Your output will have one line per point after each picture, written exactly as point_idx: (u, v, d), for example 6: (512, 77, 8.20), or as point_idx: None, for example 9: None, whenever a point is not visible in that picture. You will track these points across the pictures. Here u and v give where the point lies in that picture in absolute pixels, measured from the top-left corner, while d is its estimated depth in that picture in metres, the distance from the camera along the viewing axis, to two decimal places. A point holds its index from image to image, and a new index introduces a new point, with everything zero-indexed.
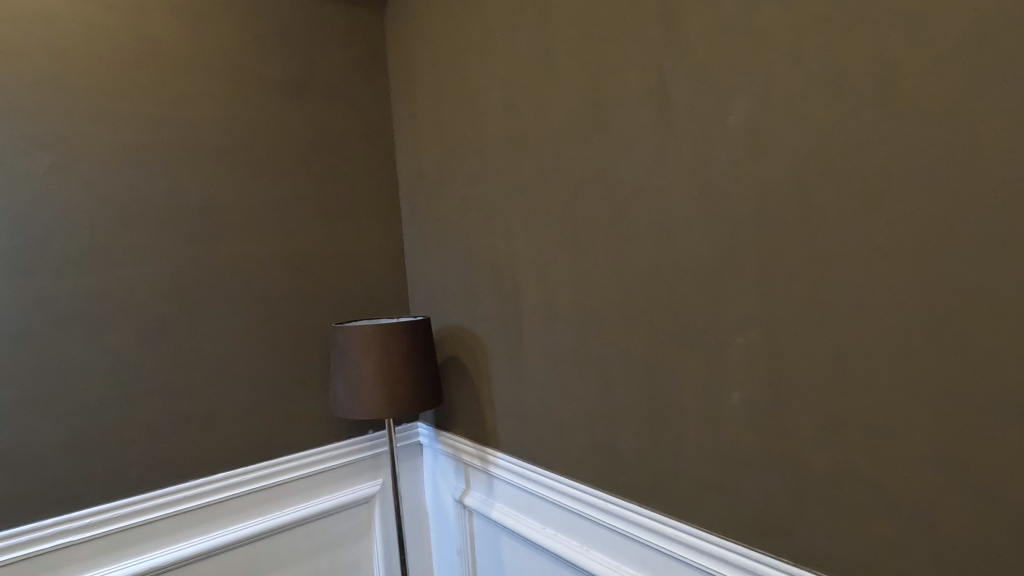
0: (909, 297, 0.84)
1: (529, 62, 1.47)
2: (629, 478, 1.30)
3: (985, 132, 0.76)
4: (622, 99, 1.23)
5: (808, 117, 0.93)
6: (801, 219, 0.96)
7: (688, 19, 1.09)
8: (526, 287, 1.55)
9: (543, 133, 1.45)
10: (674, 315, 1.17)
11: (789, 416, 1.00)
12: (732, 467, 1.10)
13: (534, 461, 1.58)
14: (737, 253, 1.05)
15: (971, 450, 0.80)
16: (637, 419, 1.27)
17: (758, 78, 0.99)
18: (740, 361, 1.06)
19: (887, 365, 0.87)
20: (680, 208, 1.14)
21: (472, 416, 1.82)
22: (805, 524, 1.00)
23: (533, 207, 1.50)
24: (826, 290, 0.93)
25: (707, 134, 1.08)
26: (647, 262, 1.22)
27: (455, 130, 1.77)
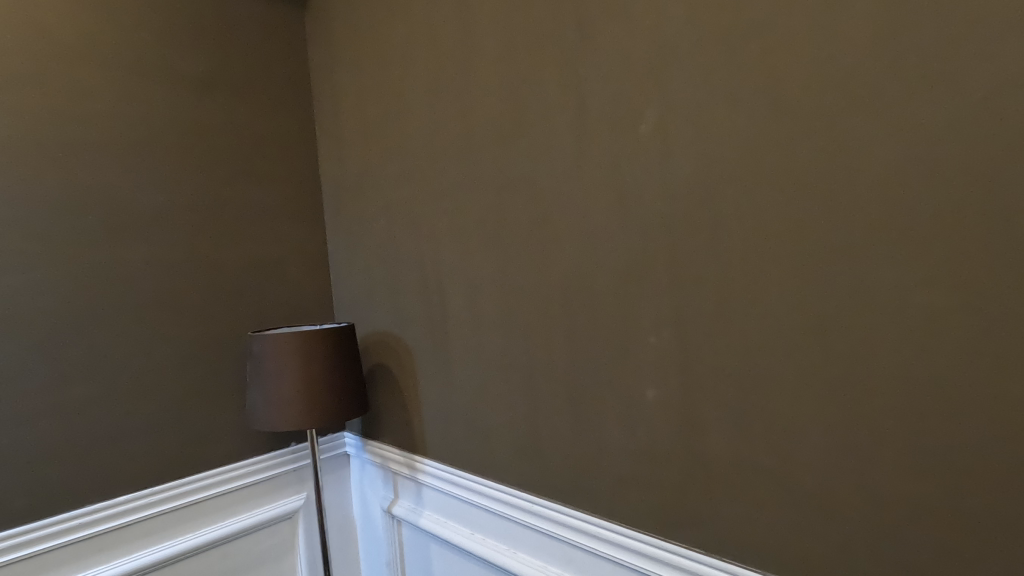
0: (802, 298, 0.91)
1: (452, 66, 1.46)
2: (554, 479, 1.32)
3: (862, 144, 0.83)
4: (542, 105, 1.25)
5: (712, 129, 0.99)
6: (707, 224, 1.01)
7: (601, 30, 1.12)
8: (452, 291, 1.54)
9: (467, 138, 1.44)
10: (593, 317, 1.20)
11: (700, 412, 1.05)
12: (648, 463, 1.13)
13: (462, 467, 1.57)
14: (651, 256, 1.09)
15: (858, 437, 0.87)
16: (560, 421, 1.29)
17: (667, 91, 1.04)
18: (656, 360, 1.10)
19: (785, 361, 0.94)
20: (597, 213, 1.17)
21: (400, 423, 1.79)
22: (715, 513, 1.05)
23: (458, 211, 1.49)
24: (731, 291, 0.99)
25: (622, 141, 1.12)
26: (567, 266, 1.24)
27: (379, 133, 1.74)
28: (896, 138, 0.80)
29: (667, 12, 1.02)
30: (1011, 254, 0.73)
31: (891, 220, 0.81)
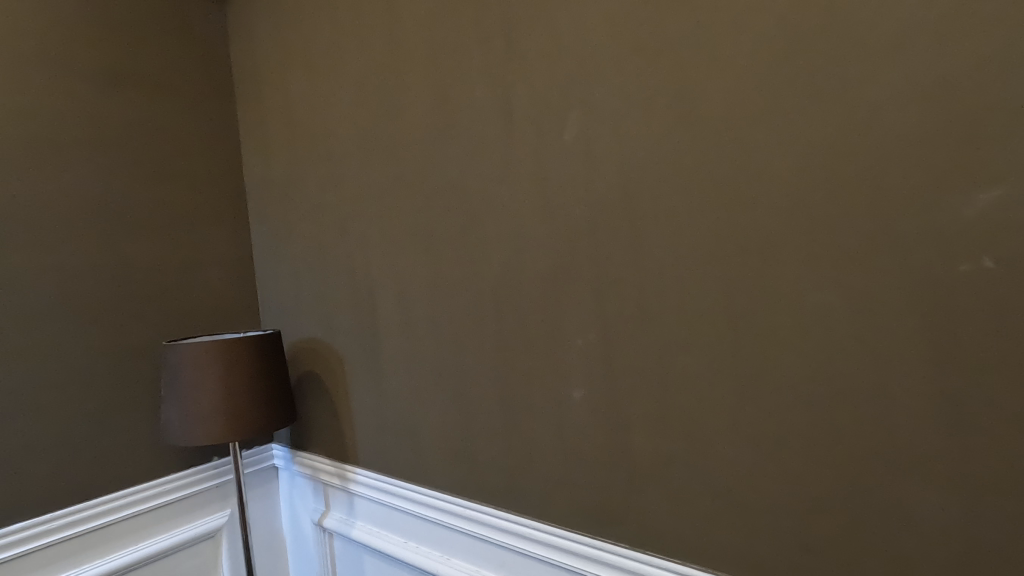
0: (714, 299, 0.95)
1: (381, 66, 1.43)
2: (485, 482, 1.32)
3: (763, 154, 0.88)
4: (470, 110, 1.25)
5: (630, 137, 1.02)
6: (628, 228, 1.04)
7: (526, 37, 1.14)
8: (383, 295, 1.51)
9: (396, 140, 1.42)
10: (522, 321, 1.21)
11: (624, 411, 1.08)
12: (576, 462, 1.15)
13: (395, 474, 1.54)
14: (575, 260, 1.11)
15: (764, 429, 0.92)
16: (491, 424, 1.29)
17: (588, 100, 1.07)
18: (582, 361, 1.12)
19: (699, 360, 0.98)
20: (524, 217, 1.18)
21: (330, 432, 1.74)
22: (637, 508, 1.08)
23: (388, 214, 1.47)
24: (651, 293, 1.02)
25: (548, 146, 1.13)
26: (495, 270, 1.24)
27: (306, 134, 1.69)
28: (794, 149, 0.85)
29: (589, 22, 1.05)
30: (893, 256, 0.79)
31: (792, 224, 0.86)
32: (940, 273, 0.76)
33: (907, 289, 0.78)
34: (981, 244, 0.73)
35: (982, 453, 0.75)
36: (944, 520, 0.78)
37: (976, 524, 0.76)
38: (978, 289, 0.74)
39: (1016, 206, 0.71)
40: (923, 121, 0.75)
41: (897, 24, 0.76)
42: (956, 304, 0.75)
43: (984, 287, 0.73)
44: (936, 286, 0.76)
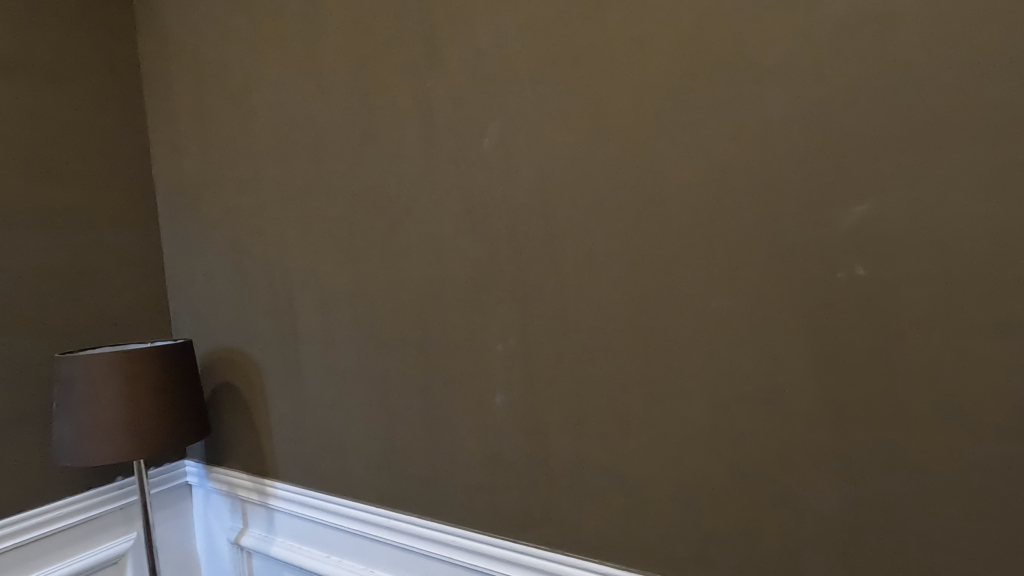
0: (626, 306, 0.98)
1: (300, 65, 1.39)
2: (409, 491, 1.30)
3: (669, 168, 0.92)
4: (392, 115, 1.23)
5: (547, 147, 1.04)
6: (546, 235, 1.06)
7: (448, 44, 1.13)
8: (303, 301, 1.46)
9: (316, 141, 1.38)
10: (444, 328, 1.20)
11: (543, 414, 1.09)
12: (497, 467, 1.16)
13: (316, 487, 1.48)
14: (496, 266, 1.12)
15: (672, 430, 0.96)
16: (414, 431, 1.27)
17: (508, 108, 1.08)
18: (502, 367, 1.13)
19: (613, 364, 1.01)
20: (446, 224, 1.18)
21: (248, 446, 1.65)
22: (556, 510, 1.09)
23: (308, 217, 1.42)
24: (568, 299, 1.04)
25: (468, 151, 1.13)
26: (417, 276, 1.23)
27: (221, 133, 1.61)
28: (696, 163, 0.90)
29: (507, 30, 1.06)
30: (783, 264, 0.85)
31: (696, 232, 0.91)
32: (824, 279, 0.82)
33: (796, 294, 0.84)
34: (856, 253, 0.80)
35: (860, 445, 0.82)
36: (828, 508, 0.84)
37: (853, 510, 0.83)
38: (855, 294, 0.80)
39: (885, 219, 0.78)
40: (806, 140, 0.82)
41: (785, 48, 0.82)
42: (836, 310, 0.82)
43: (860, 292, 0.80)
44: (819, 292, 0.82)
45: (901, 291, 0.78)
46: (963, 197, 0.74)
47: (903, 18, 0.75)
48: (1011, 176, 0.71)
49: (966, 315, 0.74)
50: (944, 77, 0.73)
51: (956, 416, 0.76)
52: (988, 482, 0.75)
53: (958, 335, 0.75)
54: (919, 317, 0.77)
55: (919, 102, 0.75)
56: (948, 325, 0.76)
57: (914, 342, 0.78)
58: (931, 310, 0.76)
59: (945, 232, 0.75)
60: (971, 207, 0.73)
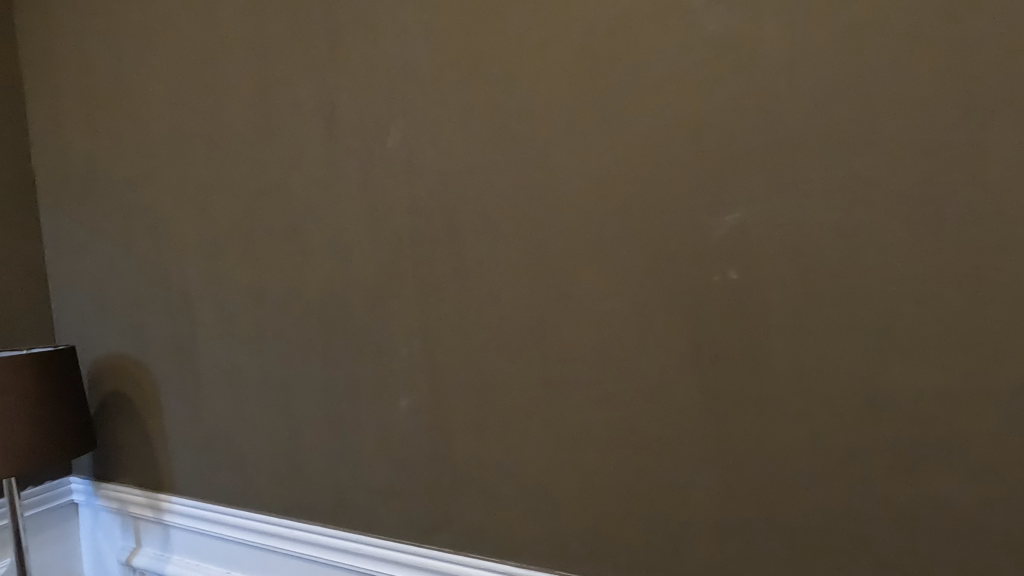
0: (523, 308, 0.99)
1: (198, 54, 1.32)
2: (313, 500, 1.25)
3: (562, 172, 0.94)
4: (295, 111, 1.19)
5: (447, 148, 1.03)
6: (447, 236, 1.05)
7: (351, 40, 1.11)
8: (201, 303, 1.38)
9: (215, 134, 1.31)
10: (349, 330, 1.17)
11: (446, 417, 1.08)
12: (403, 471, 1.13)
13: (217, 499, 1.40)
14: (400, 267, 1.10)
15: (568, 430, 0.97)
16: (318, 438, 1.23)
17: (410, 107, 1.06)
18: (407, 369, 1.11)
19: (512, 366, 1.01)
20: (349, 224, 1.15)
21: (142, 458, 1.54)
22: (460, 512, 1.08)
23: (207, 215, 1.35)
24: (469, 301, 1.04)
25: (371, 150, 1.11)
26: (320, 275, 1.19)
27: (112, 123, 1.49)
28: (587, 168, 0.92)
29: (408, 28, 1.04)
30: (667, 266, 0.88)
31: (588, 236, 0.93)
32: (701, 282, 0.86)
33: (677, 296, 0.88)
34: (727, 258, 0.85)
35: (734, 438, 0.86)
36: (708, 499, 0.89)
37: (730, 501, 0.87)
38: (727, 296, 0.85)
39: (754, 225, 0.83)
40: (685, 149, 0.85)
41: (667, 60, 0.85)
42: (713, 311, 0.86)
43: (732, 295, 0.85)
44: (696, 294, 0.87)
45: (767, 293, 0.83)
46: (820, 208, 0.79)
47: (767, 38, 0.80)
48: (860, 188, 0.77)
49: (820, 317, 0.81)
50: (805, 96, 0.79)
51: (813, 410, 0.82)
52: (843, 468, 0.81)
53: (813, 335, 0.81)
54: (782, 318, 0.82)
55: (782, 118, 0.80)
56: (805, 326, 0.81)
57: (777, 342, 0.83)
58: (792, 313, 0.82)
59: (802, 239, 0.81)
60: (825, 217, 0.79)
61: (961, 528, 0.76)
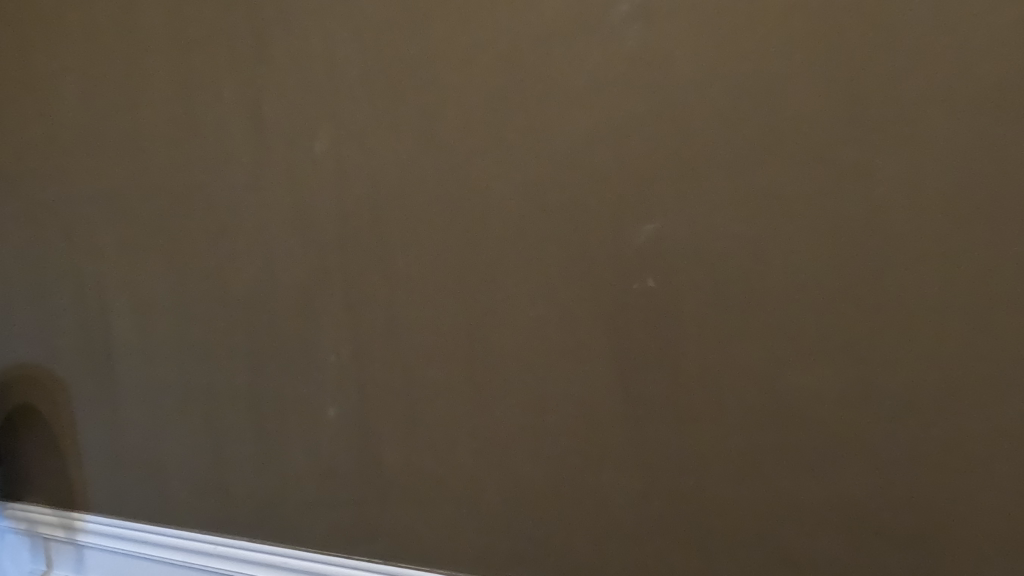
0: (451, 315, 0.98)
1: (114, 48, 1.25)
2: (238, 514, 1.21)
3: (488, 179, 0.94)
4: (218, 110, 1.15)
5: (374, 152, 1.01)
6: (375, 242, 1.03)
7: (276, 40, 1.08)
8: (119, 310, 1.31)
9: (134, 133, 1.25)
10: (276, 337, 1.14)
11: (374, 425, 1.06)
12: (331, 481, 1.11)
13: (135, 516, 1.33)
14: (327, 272, 1.07)
15: (495, 437, 0.97)
16: (245, 449, 1.18)
17: (336, 110, 1.04)
18: (334, 377, 1.09)
19: (440, 373, 1.00)
20: (276, 227, 1.12)
21: (53, 474, 1.45)
22: (389, 522, 1.06)
23: (125, 216, 1.28)
24: (397, 308, 1.02)
25: (299, 153, 1.08)
26: (245, 281, 1.15)
27: (18, 117, 1.39)
28: (512, 176, 0.92)
29: (335, 29, 1.02)
30: (588, 274, 0.89)
31: (515, 244, 0.93)
32: (621, 290, 0.88)
33: (598, 303, 0.89)
34: (647, 267, 0.86)
35: (652, 442, 0.88)
36: (629, 502, 0.90)
37: (649, 504, 0.89)
38: (648, 304, 0.87)
39: (669, 235, 0.85)
40: (605, 160, 0.87)
41: (587, 72, 0.87)
42: (631, 318, 0.88)
43: (649, 303, 0.87)
44: (616, 301, 0.88)
45: (682, 301, 0.85)
46: (729, 218, 0.82)
47: (680, 54, 0.82)
48: (766, 199, 0.80)
49: (733, 325, 0.83)
50: (715, 111, 0.82)
51: (726, 414, 0.85)
52: (753, 469, 0.84)
53: (726, 342, 0.84)
54: (697, 324, 0.85)
55: (696, 132, 0.83)
56: (720, 333, 0.84)
57: (693, 348, 0.85)
58: (704, 320, 0.84)
59: (717, 249, 0.83)
60: (738, 228, 0.82)
61: (860, 524, 0.80)
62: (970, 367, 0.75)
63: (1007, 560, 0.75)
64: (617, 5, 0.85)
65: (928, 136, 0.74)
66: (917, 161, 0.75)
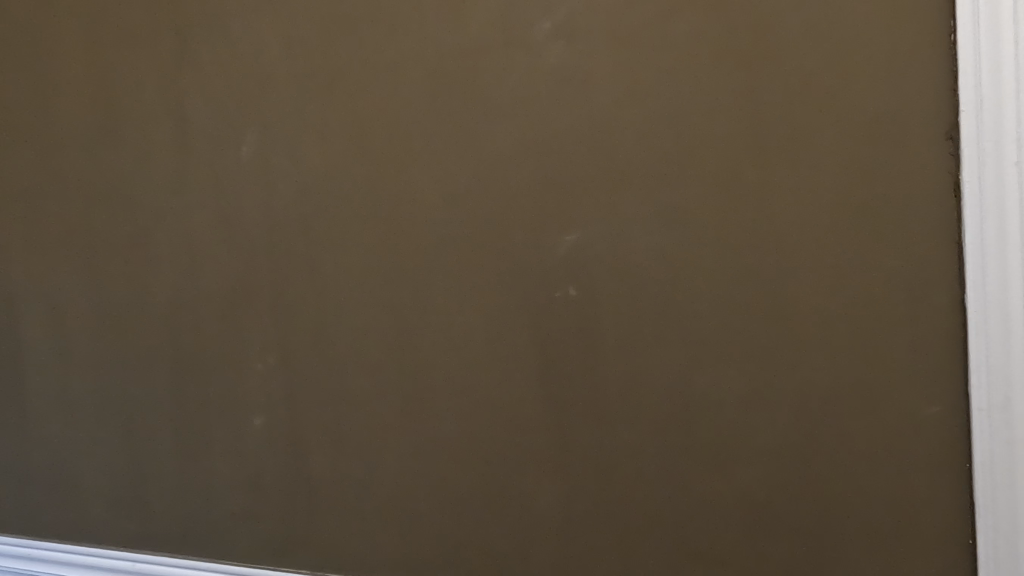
0: (378, 324, 0.98)
1: (24, 40, 1.18)
2: (158, 528, 1.16)
3: (416, 189, 0.94)
4: (140, 110, 1.11)
5: (302, 159, 1.00)
6: (302, 249, 1.01)
7: (202, 41, 1.05)
8: (25, 317, 1.22)
9: (47, 129, 1.18)
10: (199, 345, 1.10)
11: (301, 434, 1.04)
12: (256, 492, 1.08)
13: (44, 535, 1.25)
14: (254, 279, 1.05)
15: (423, 445, 0.97)
16: (166, 460, 1.14)
17: (263, 115, 1.02)
18: (260, 386, 1.06)
19: (368, 381, 0.99)
20: (200, 232, 1.08)
21: None
22: (316, 532, 1.05)
23: (34, 217, 1.20)
24: (325, 316, 1.01)
25: (225, 158, 1.05)
26: (168, 287, 1.11)
27: None
28: (439, 187, 0.93)
29: (263, 35, 1.01)
30: (512, 284, 0.91)
31: (443, 253, 0.94)
32: (543, 299, 0.90)
33: (522, 312, 0.91)
34: (567, 276, 0.88)
35: (572, 448, 0.90)
36: (550, 507, 0.91)
37: (569, 508, 0.90)
38: (568, 312, 0.89)
39: (589, 245, 0.87)
40: (528, 172, 0.89)
41: (512, 88, 0.89)
42: (554, 327, 0.89)
43: (569, 311, 0.88)
44: (539, 310, 0.90)
45: (600, 309, 0.87)
46: (644, 229, 0.85)
47: (599, 73, 0.85)
48: (678, 212, 0.83)
49: (647, 332, 0.85)
50: (632, 128, 0.85)
51: (641, 420, 0.86)
52: (667, 473, 0.86)
53: (641, 349, 0.86)
54: (614, 332, 0.87)
55: (614, 147, 0.85)
56: (636, 341, 0.86)
57: (610, 355, 0.87)
58: (622, 327, 0.86)
59: (632, 259, 0.85)
60: (651, 238, 0.85)
61: (765, 524, 0.83)
62: (861, 373, 0.78)
63: (897, 558, 0.79)
64: (539, 24, 0.87)
65: (823, 154, 0.78)
66: (813, 178, 0.79)
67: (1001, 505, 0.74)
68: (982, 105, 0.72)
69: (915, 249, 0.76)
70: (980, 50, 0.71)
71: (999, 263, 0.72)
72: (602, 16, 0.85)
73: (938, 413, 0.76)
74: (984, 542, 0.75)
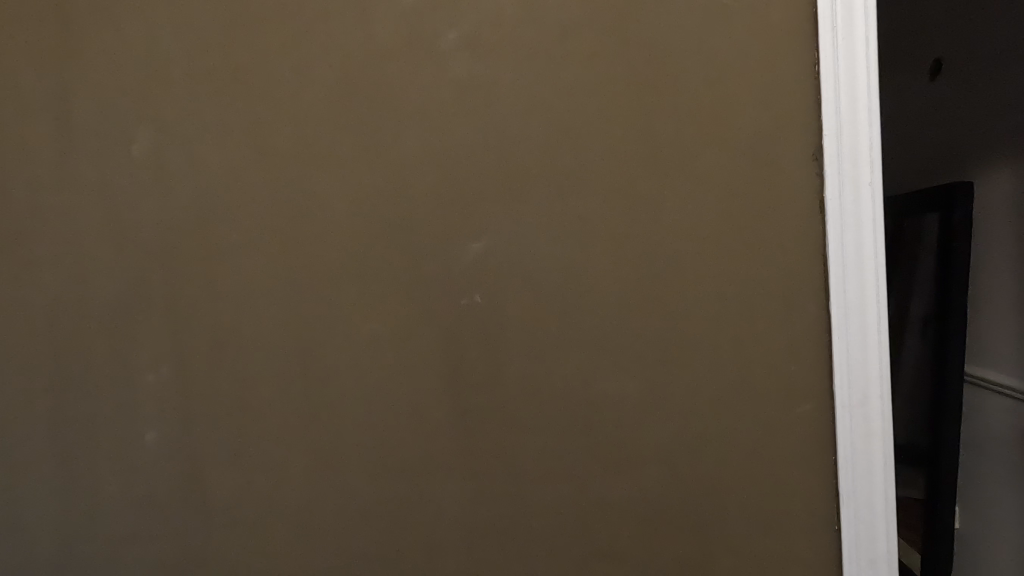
0: (281, 330, 0.95)
1: None
2: (36, 555, 1.07)
3: (320, 192, 0.92)
4: (17, 100, 1.02)
5: (199, 158, 0.96)
6: (199, 253, 0.97)
7: (89, 30, 0.98)
8: None
9: None
10: (84, 355, 1.02)
11: (198, 447, 0.99)
12: (148, 510, 1.02)
13: None
14: (146, 285, 0.99)
15: (327, 454, 0.95)
16: (45, 480, 1.05)
17: (157, 112, 0.97)
18: (153, 397, 1.00)
19: (270, 390, 0.96)
20: (85, 234, 1.01)
21: None
22: (215, 548, 1.00)
23: None
24: (224, 323, 0.97)
25: (114, 155, 0.99)
26: (48, 292, 1.03)
27: None
28: (344, 191, 0.92)
29: (158, 27, 0.96)
30: (419, 291, 0.91)
31: (348, 259, 0.92)
32: (450, 305, 0.90)
33: (429, 318, 0.91)
34: (473, 283, 0.89)
35: (479, 452, 0.90)
36: (457, 512, 0.92)
37: (476, 512, 0.91)
38: (474, 319, 0.90)
39: (494, 252, 0.89)
40: (435, 179, 0.89)
41: (419, 95, 0.89)
42: (460, 333, 0.90)
43: (475, 317, 0.90)
44: (446, 317, 0.90)
45: (505, 315, 0.89)
46: (546, 237, 0.87)
47: (504, 83, 0.87)
48: (579, 222, 0.86)
49: (550, 338, 0.88)
50: (535, 139, 0.87)
51: (543, 423, 0.88)
52: (569, 474, 0.88)
53: (544, 354, 0.88)
54: (519, 338, 0.88)
55: (518, 157, 0.87)
56: (540, 346, 0.88)
57: (515, 360, 0.89)
58: (526, 333, 0.88)
59: (535, 267, 0.88)
60: (553, 247, 0.87)
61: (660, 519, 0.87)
62: (743, 375, 0.84)
63: (775, 545, 0.85)
64: (445, 33, 0.88)
65: (708, 170, 0.84)
66: (700, 192, 0.84)
67: (861, 490, 0.82)
68: (841, 131, 0.80)
69: (788, 260, 0.83)
70: (839, 83, 0.80)
71: (856, 274, 0.81)
72: (506, 29, 0.87)
73: (808, 410, 0.83)
74: (847, 526, 0.83)
